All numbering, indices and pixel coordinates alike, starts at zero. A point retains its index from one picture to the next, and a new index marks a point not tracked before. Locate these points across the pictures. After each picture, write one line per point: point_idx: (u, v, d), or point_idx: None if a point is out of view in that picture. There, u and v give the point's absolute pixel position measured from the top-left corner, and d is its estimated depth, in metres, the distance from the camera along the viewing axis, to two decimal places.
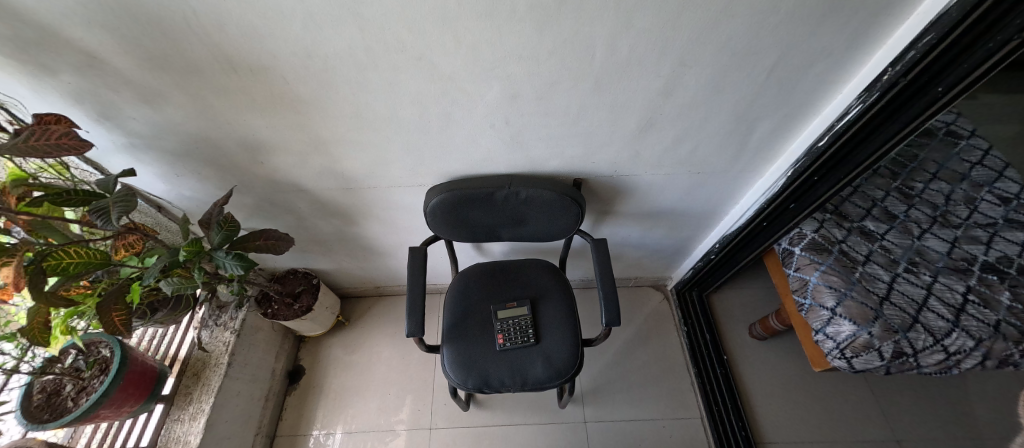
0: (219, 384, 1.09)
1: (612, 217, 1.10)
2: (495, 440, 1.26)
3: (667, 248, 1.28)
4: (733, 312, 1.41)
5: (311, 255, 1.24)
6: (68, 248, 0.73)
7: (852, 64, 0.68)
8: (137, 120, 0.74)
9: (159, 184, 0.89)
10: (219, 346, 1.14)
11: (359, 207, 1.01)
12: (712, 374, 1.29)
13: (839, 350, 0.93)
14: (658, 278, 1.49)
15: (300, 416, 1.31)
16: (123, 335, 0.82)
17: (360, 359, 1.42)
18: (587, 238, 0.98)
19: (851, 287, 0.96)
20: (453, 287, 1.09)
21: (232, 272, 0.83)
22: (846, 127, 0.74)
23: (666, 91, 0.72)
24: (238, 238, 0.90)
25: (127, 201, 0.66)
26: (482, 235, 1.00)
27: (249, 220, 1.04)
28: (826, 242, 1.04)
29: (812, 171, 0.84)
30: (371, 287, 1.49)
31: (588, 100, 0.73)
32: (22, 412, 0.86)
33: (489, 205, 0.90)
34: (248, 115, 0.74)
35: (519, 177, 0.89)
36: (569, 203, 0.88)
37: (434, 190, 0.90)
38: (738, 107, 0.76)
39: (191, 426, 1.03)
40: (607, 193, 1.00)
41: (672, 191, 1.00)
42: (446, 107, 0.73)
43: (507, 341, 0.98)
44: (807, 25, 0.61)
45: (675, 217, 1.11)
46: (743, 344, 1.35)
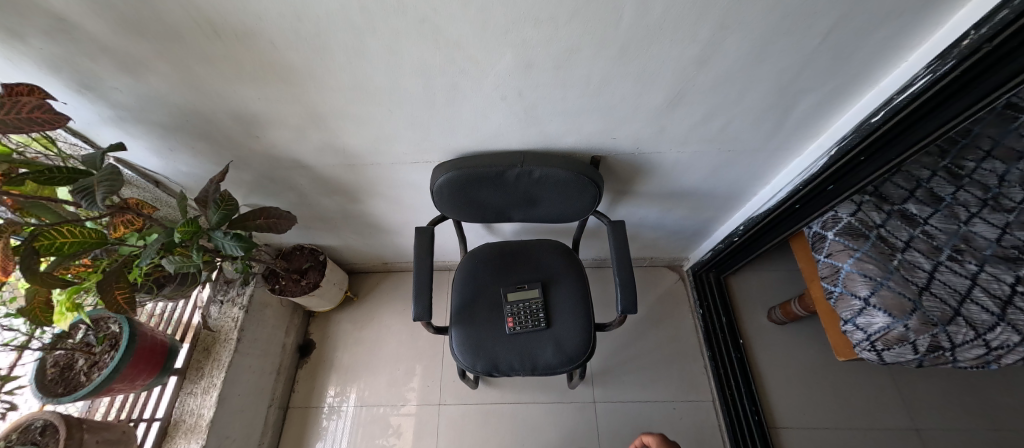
0: (229, 359, 1.09)
1: (630, 197, 1.03)
2: (504, 417, 1.26)
3: (687, 230, 1.22)
4: (752, 295, 1.36)
5: (317, 232, 1.21)
6: (61, 228, 0.70)
7: (925, 26, 0.58)
8: (121, 92, 0.68)
9: (153, 160, 0.85)
10: (228, 321, 1.13)
11: (363, 185, 0.96)
12: (726, 358, 1.26)
13: (870, 342, 0.89)
14: (674, 258, 1.44)
15: (311, 389, 1.33)
16: (128, 313, 0.81)
17: (369, 335, 1.42)
18: (603, 219, 0.92)
19: (888, 276, 0.89)
20: (462, 268, 1.05)
21: (232, 253, 0.80)
22: (907, 102, 0.65)
23: (701, 60, 0.63)
24: (238, 217, 0.86)
25: (112, 180, 0.62)
26: (491, 216, 0.95)
27: (250, 196, 1.00)
28: (863, 226, 0.96)
29: (860, 150, 0.75)
30: (379, 263, 1.46)
31: (611, 71, 0.65)
32: (37, 386, 0.87)
33: (500, 185, 0.84)
34: (239, 87, 0.68)
35: (532, 155, 0.82)
36: (586, 183, 0.82)
37: (440, 168, 0.84)
38: (782, 79, 0.67)
39: (204, 400, 1.04)
40: (627, 172, 0.92)
41: (697, 170, 0.92)
42: (452, 77, 0.66)
43: (516, 325, 0.95)
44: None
45: (698, 197, 1.04)
46: (761, 328, 1.30)
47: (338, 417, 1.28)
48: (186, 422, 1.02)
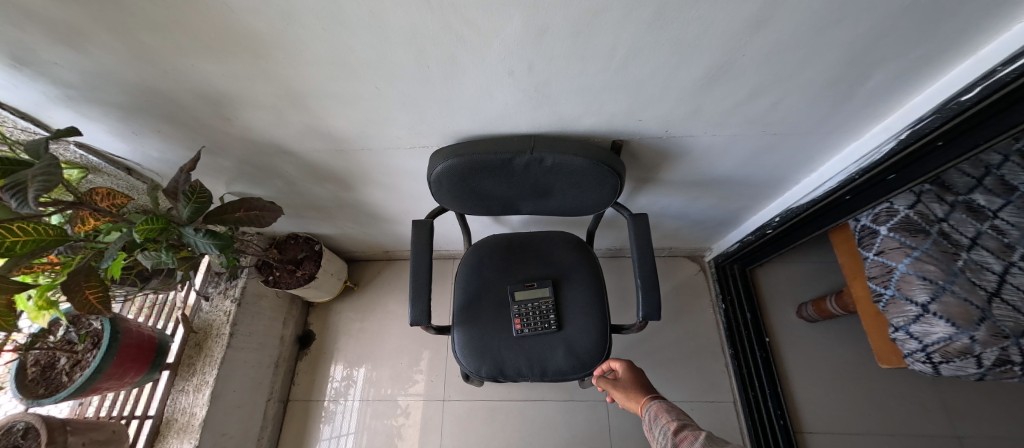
0: (221, 355, 1.03)
1: (652, 185, 0.91)
2: (511, 414, 1.21)
3: (714, 220, 1.10)
4: (781, 290, 1.25)
5: (310, 220, 1.12)
6: (13, 226, 0.62)
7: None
8: (63, 67, 0.58)
9: (118, 144, 0.75)
10: (220, 315, 1.07)
11: (354, 172, 0.86)
12: (750, 357, 1.17)
13: (926, 353, 0.79)
14: (696, 249, 1.32)
15: (312, 382, 1.28)
16: (102, 314, 0.74)
17: (371, 326, 1.36)
18: (625, 212, 0.81)
19: (952, 280, 0.77)
20: (465, 262, 0.96)
21: (206, 252, 0.71)
22: (1016, 77, 0.50)
23: (757, 24, 0.50)
24: (214, 208, 0.77)
25: (51, 177, 0.52)
26: (498, 208, 0.85)
27: (232, 184, 0.91)
28: (924, 221, 0.82)
29: (940, 135, 0.61)
30: (380, 252, 1.38)
31: (643, 38, 0.52)
32: (16, 386, 0.82)
33: (507, 174, 0.73)
34: (197, 61, 0.57)
35: (544, 139, 0.71)
36: (606, 172, 0.71)
37: (439, 154, 0.73)
38: (855, 47, 0.54)
39: (196, 398, 0.99)
40: (652, 158, 0.80)
41: (735, 156, 0.80)
42: (448, 47, 0.54)
43: (524, 327, 0.86)
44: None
45: (730, 186, 0.91)
46: (790, 325, 1.20)
47: (340, 411, 1.24)
48: (178, 421, 0.97)
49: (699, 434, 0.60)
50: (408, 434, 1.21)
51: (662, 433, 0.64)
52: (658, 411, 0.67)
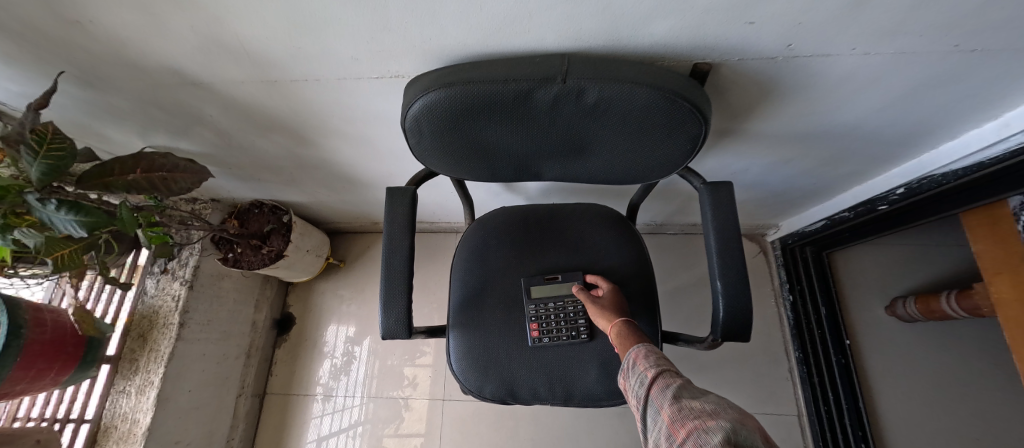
0: (169, 350, 0.84)
1: (732, 141, 0.64)
2: (521, 420, 1.02)
3: (798, 190, 0.82)
4: (866, 280, 0.98)
5: (272, 185, 0.88)
6: None
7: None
8: None
9: None
10: (167, 301, 0.87)
11: (306, 118, 0.61)
12: (824, 365, 0.93)
13: None
14: (757, 225, 1.06)
15: (292, 374, 1.11)
16: None
17: (359, 311, 1.16)
18: (698, 181, 0.55)
19: None
20: (465, 244, 0.72)
21: (70, 233, 0.49)
22: None
23: None
24: (96, 166, 0.53)
25: None
26: (510, 171, 0.59)
27: (149, 136, 0.67)
28: None
29: None
30: (368, 223, 1.16)
31: None
32: None
33: (524, 118, 0.47)
34: None
35: (586, 59, 0.44)
36: (684, 114, 0.44)
37: (416, 86, 0.47)
38: None
39: (139, 402, 0.81)
40: (746, 96, 0.52)
41: (882, 91, 0.50)
42: None
43: (543, 335, 0.64)
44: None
45: (845, 142, 0.63)
46: (876, 325, 0.95)
47: (323, 407, 1.07)
48: (117, 429, 0.80)
49: (677, 385, 0.43)
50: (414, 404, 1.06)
51: (636, 382, 0.47)
52: (634, 353, 0.50)
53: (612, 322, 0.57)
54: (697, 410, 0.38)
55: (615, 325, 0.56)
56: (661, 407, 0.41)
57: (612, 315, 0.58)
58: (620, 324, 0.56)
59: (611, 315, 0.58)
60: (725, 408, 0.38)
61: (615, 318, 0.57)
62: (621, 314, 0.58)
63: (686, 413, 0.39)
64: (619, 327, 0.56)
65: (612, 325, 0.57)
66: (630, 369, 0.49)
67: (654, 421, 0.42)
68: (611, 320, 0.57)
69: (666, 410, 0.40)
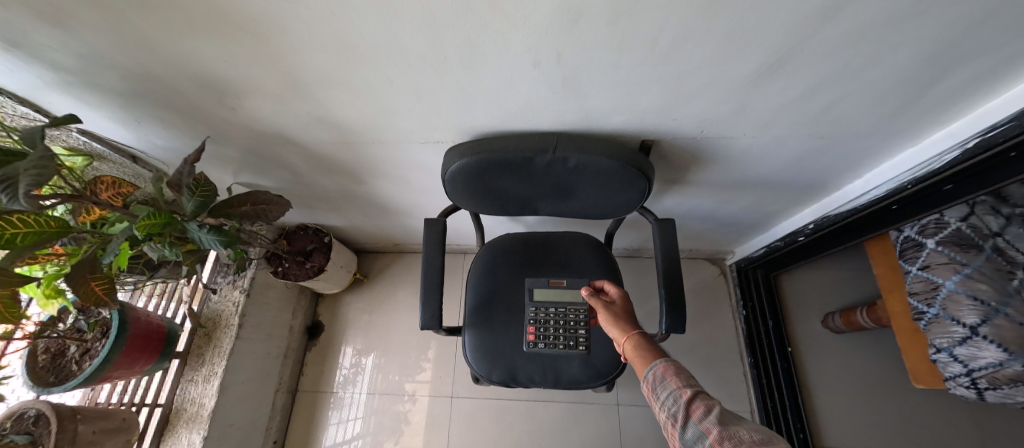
0: (230, 347, 1.02)
1: (680, 187, 0.86)
2: (518, 414, 1.19)
3: (740, 223, 1.04)
4: (806, 298, 1.19)
5: (320, 211, 1.09)
6: (13, 217, 0.59)
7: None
8: (56, 50, 0.54)
9: (121, 132, 0.72)
10: (228, 306, 1.06)
11: (365, 165, 0.82)
12: (771, 368, 1.12)
13: (970, 379, 0.73)
14: (717, 251, 1.27)
15: (320, 374, 1.28)
16: (108, 305, 0.72)
17: (380, 319, 1.34)
18: (650, 217, 0.77)
19: (1007, 302, 0.70)
20: (478, 262, 0.93)
21: (210, 247, 0.69)
22: None
23: (825, 10, 0.43)
24: (220, 201, 0.74)
25: (43, 169, 0.47)
26: (515, 208, 0.80)
27: (240, 174, 0.88)
28: (975, 235, 0.76)
29: (1015, 144, 0.55)
30: (389, 244, 1.36)
31: (692, 27, 0.46)
32: (27, 372, 0.82)
33: (527, 174, 0.69)
34: (190, 43, 0.51)
35: (569, 137, 0.66)
36: (634, 175, 0.66)
37: (454, 151, 0.69)
38: (938, 40, 0.47)
39: (205, 389, 0.98)
40: (684, 159, 0.74)
41: (774, 159, 0.73)
42: (467, 34, 0.48)
43: (537, 336, 0.82)
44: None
45: (763, 189, 0.85)
46: (813, 336, 1.15)
47: (346, 403, 1.23)
48: (187, 411, 0.97)
49: (717, 411, 0.52)
50: (413, 418, 1.22)
51: (670, 399, 0.56)
52: (660, 366, 0.60)
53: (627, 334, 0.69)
54: (746, 439, 0.47)
55: (630, 336, 0.69)
56: (705, 427, 0.50)
57: (626, 327, 0.71)
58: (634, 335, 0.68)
59: (625, 328, 0.71)
60: (767, 437, 0.47)
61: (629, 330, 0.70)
62: (633, 327, 0.71)
63: (733, 439, 0.47)
64: (633, 338, 0.68)
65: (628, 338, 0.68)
66: (657, 386, 0.59)
67: (697, 438, 0.51)
68: (626, 333, 0.70)
69: (713, 433, 0.49)
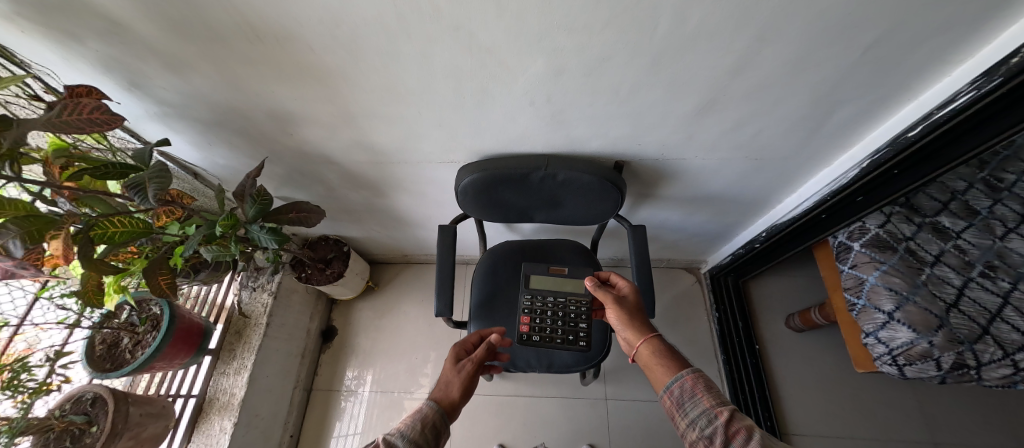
0: (258, 343, 1.15)
1: (652, 201, 1.03)
2: (515, 409, 1.30)
3: (707, 233, 1.20)
4: (770, 301, 1.34)
5: (342, 223, 1.24)
6: (113, 218, 0.73)
7: (1000, 23, 0.53)
8: (166, 90, 0.70)
9: (193, 152, 0.88)
10: (257, 308, 1.18)
11: (389, 181, 0.99)
12: (741, 363, 1.26)
13: (892, 356, 0.89)
14: (692, 261, 1.43)
15: (334, 373, 1.39)
16: (170, 297, 0.86)
17: (389, 324, 1.47)
18: (625, 223, 0.93)
19: (915, 291, 0.88)
20: (481, 265, 1.07)
21: (266, 245, 0.87)
22: (949, 117, 0.63)
23: (736, 69, 0.61)
24: (270, 210, 0.91)
25: (162, 179, 0.70)
26: (514, 216, 0.96)
27: (281, 189, 1.03)
28: (892, 239, 0.95)
29: (895, 164, 0.74)
30: (399, 255, 1.50)
31: (644, 78, 0.63)
32: (87, 361, 0.93)
33: (524, 186, 0.85)
34: (273, 87, 0.68)
35: (558, 158, 0.83)
36: (610, 188, 0.82)
37: (465, 169, 0.85)
38: (821, 88, 0.65)
39: (236, 380, 1.10)
40: (651, 176, 0.92)
41: (723, 177, 0.90)
42: (482, 82, 0.65)
43: (531, 325, 0.87)
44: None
45: (720, 203, 1.02)
46: (778, 335, 1.29)
47: (347, 417, 1.32)
48: (220, 399, 1.09)
49: (754, 433, 0.54)
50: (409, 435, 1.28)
51: (704, 419, 0.58)
52: (688, 378, 0.64)
53: (644, 337, 0.72)
54: None
55: (648, 340, 0.71)
56: None
57: (641, 329, 0.73)
58: (652, 340, 0.71)
59: (641, 329, 0.73)
60: None
61: (645, 334, 0.72)
62: (649, 328, 0.73)
63: None
64: (651, 343, 0.71)
65: (647, 343, 0.71)
66: (687, 402, 0.61)
67: None
68: (644, 336, 0.72)
69: None
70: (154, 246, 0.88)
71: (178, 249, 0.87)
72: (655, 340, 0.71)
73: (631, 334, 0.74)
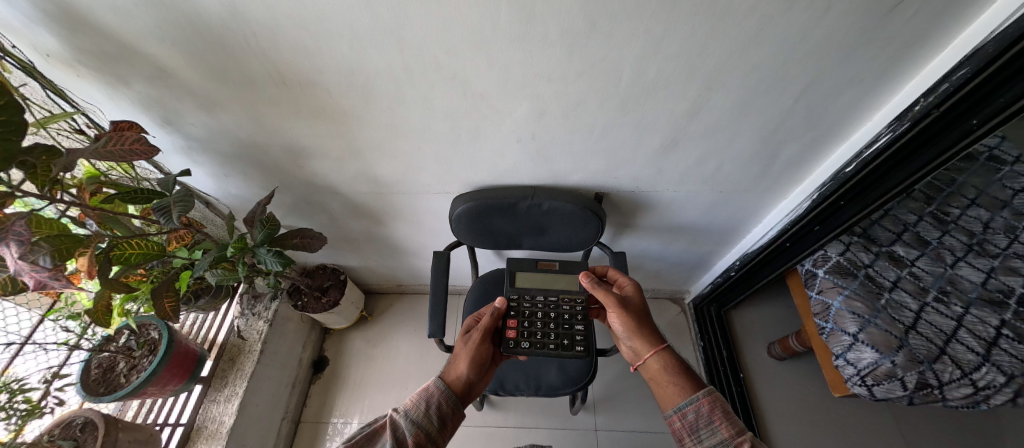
0: (251, 370, 1.16)
1: (632, 230, 1.11)
2: (505, 441, 1.29)
3: (686, 263, 1.28)
4: (752, 330, 1.39)
5: (341, 251, 1.30)
6: (132, 241, 0.80)
7: (898, 79, 0.65)
8: (195, 126, 0.79)
9: (209, 183, 0.96)
10: (253, 334, 1.21)
11: (389, 211, 1.06)
12: (727, 392, 1.28)
13: (861, 377, 0.94)
14: (676, 291, 1.49)
15: (323, 404, 1.39)
16: (171, 319, 0.89)
17: (381, 354, 1.48)
18: (607, 250, 1.01)
19: (876, 314, 0.95)
20: (473, 290, 1.13)
21: (271, 268, 0.92)
22: (875, 154, 0.74)
23: (692, 112, 0.72)
24: (276, 236, 0.97)
25: (186, 202, 0.77)
26: (503, 242, 1.04)
27: (287, 217, 1.11)
28: (851, 266, 1.03)
29: (839, 194, 0.83)
30: (394, 285, 1.55)
31: (614, 120, 0.74)
32: (82, 385, 0.94)
33: (512, 214, 0.93)
34: (293, 125, 0.77)
35: (543, 189, 0.91)
36: (590, 216, 0.90)
37: (460, 198, 0.93)
38: (765, 130, 0.75)
39: (226, 407, 1.10)
40: (629, 207, 1.01)
41: (694, 208, 1.00)
42: (475, 121, 0.75)
43: (518, 333, 0.83)
44: (850, 44, 0.59)
45: (694, 232, 1.11)
46: (761, 363, 1.33)
47: None
48: (207, 428, 1.08)
49: None
50: None
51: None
52: (705, 401, 0.64)
53: (652, 350, 0.74)
54: None
55: (658, 353, 0.73)
56: None
57: (648, 340, 0.75)
58: (660, 352, 0.73)
59: (649, 340, 0.75)
60: None
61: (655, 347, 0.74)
62: (656, 339, 0.75)
63: None
64: (660, 356, 0.73)
65: (656, 356, 0.73)
66: (701, 427, 0.62)
67: None
68: (653, 349, 0.74)
69: None
70: (164, 269, 0.93)
71: (185, 272, 0.90)
72: (664, 352, 0.73)
73: (638, 344, 0.76)
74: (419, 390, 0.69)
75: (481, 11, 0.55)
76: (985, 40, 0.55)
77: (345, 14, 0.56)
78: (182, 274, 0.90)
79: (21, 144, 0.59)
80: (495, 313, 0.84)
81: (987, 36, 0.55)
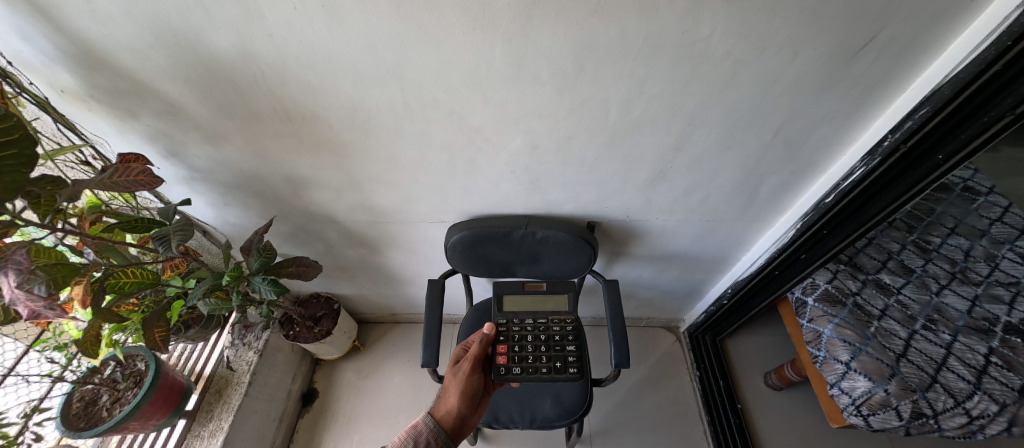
0: (239, 403, 1.13)
1: (624, 258, 1.13)
2: None
3: (679, 291, 1.29)
4: (748, 359, 1.39)
5: (336, 280, 1.30)
6: (128, 270, 0.80)
7: (866, 117, 0.70)
8: (199, 158, 0.82)
9: (209, 212, 0.98)
10: (242, 365, 1.19)
11: (385, 240, 1.08)
12: (725, 424, 1.26)
13: (856, 407, 0.94)
14: (670, 319, 1.49)
15: (311, 439, 1.34)
16: (160, 350, 0.88)
17: (372, 385, 1.45)
18: (600, 278, 1.02)
19: (866, 342, 0.96)
20: (467, 318, 1.13)
21: (264, 296, 0.92)
22: (852, 186, 0.78)
23: (677, 146, 0.76)
24: (272, 264, 0.98)
25: (185, 231, 0.79)
26: (498, 271, 1.05)
27: (283, 245, 1.12)
28: (839, 293, 1.05)
29: (822, 224, 0.87)
30: (387, 313, 1.54)
31: (603, 153, 0.78)
32: (61, 419, 0.91)
33: (506, 243, 0.95)
34: (294, 157, 0.80)
35: (537, 218, 0.94)
36: (583, 244, 0.92)
37: (455, 227, 0.95)
38: (747, 162, 0.79)
39: (210, 443, 1.06)
40: (620, 236, 1.03)
41: (683, 237, 1.02)
42: (470, 154, 0.78)
43: (509, 358, 0.83)
44: (818, 86, 0.64)
45: (686, 261, 1.13)
46: (758, 393, 1.32)
47: None
48: None
49: None
50: None
51: None
52: None
53: None
54: None
55: None
56: None
57: None
58: None
59: None
60: None
61: None
62: None
63: None
64: None
65: None
66: None
67: None
68: None
69: None
70: (155, 299, 0.92)
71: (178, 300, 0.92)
72: None
73: None
74: (408, 427, 0.69)
75: (477, 55, 0.60)
76: (940, 83, 0.60)
77: (349, 56, 0.60)
78: (174, 303, 0.91)
79: (29, 176, 0.61)
80: (484, 340, 0.83)
81: (942, 80, 0.60)
